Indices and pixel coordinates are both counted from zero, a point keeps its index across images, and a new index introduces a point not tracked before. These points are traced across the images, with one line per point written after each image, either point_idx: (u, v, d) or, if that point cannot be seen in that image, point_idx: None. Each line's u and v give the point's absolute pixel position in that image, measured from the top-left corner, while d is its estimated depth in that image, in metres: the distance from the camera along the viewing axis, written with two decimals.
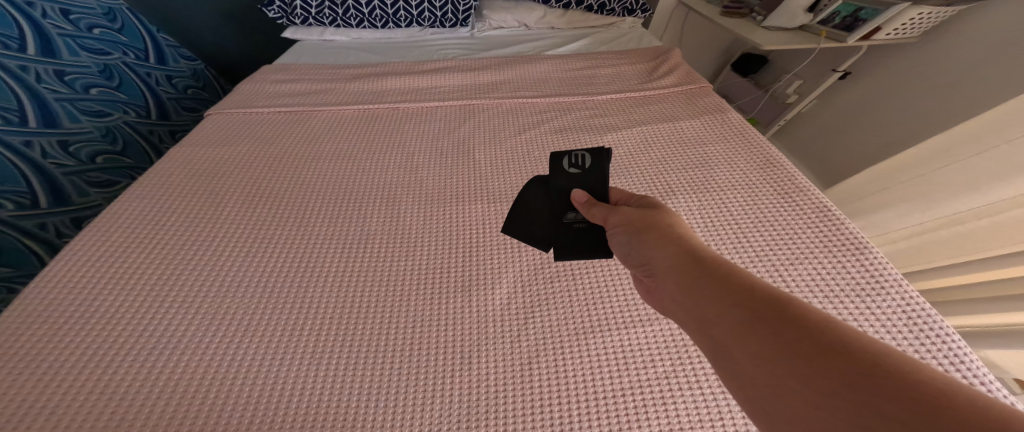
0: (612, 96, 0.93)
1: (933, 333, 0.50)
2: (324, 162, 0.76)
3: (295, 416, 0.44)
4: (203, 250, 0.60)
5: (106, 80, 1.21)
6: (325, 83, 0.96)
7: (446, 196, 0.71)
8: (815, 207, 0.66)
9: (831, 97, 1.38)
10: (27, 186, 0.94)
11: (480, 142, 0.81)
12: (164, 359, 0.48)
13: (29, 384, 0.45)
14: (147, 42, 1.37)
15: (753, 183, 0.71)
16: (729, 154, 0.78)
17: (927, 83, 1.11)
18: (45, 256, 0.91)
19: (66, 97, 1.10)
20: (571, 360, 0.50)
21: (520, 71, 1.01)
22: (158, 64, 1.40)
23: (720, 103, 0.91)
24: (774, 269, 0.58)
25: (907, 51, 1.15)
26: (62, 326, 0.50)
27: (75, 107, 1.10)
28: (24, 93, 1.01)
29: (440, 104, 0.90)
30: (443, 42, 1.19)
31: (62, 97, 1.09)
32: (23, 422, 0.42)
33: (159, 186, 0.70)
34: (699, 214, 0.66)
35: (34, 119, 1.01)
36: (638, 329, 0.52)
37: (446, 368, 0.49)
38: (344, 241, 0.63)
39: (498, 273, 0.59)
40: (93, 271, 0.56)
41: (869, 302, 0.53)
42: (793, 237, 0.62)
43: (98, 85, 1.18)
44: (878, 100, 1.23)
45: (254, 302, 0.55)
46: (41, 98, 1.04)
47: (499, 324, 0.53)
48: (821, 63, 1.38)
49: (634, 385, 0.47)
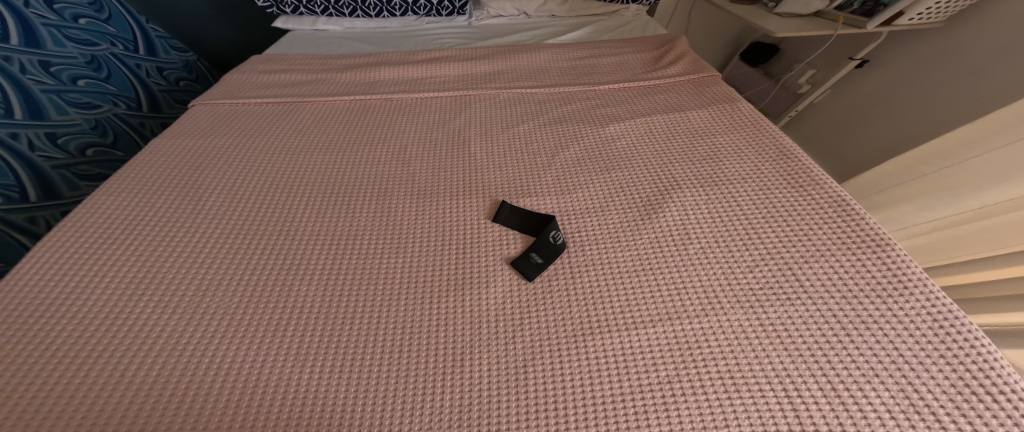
0: (615, 86, 0.90)
1: (960, 337, 0.46)
2: (314, 155, 0.74)
3: (278, 415, 0.42)
4: (189, 245, 0.59)
5: (94, 72, 1.21)
6: (317, 74, 0.93)
7: (438, 189, 0.68)
8: (833, 201, 0.62)
9: (846, 88, 1.33)
10: (16, 180, 0.94)
11: (475, 133, 0.79)
12: (142, 357, 0.47)
13: (6, 376, 0.44)
14: (137, 34, 1.36)
15: (765, 176, 0.67)
16: (740, 145, 0.74)
17: (951, 73, 1.05)
18: (28, 241, 0.92)
19: (53, 89, 1.10)
20: (568, 363, 0.46)
21: (518, 60, 0.98)
22: (148, 55, 1.38)
23: (729, 92, 0.87)
24: (786, 267, 0.54)
25: (931, 37, 1.09)
26: (40, 319, 0.49)
27: (63, 98, 1.11)
28: (8, 84, 1.02)
29: (436, 95, 0.87)
30: (440, 32, 1.16)
31: (49, 88, 1.09)
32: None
33: (144, 179, 0.68)
34: (706, 209, 0.62)
35: (20, 110, 1.02)
36: (640, 331, 0.49)
37: (436, 369, 0.46)
38: (331, 236, 0.61)
39: (493, 270, 0.56)
40: (75, 265, 0.55)
41: (891, 303, 0.49)
42: (808, 232, 0.58)
43: (86, 76, 1.19)
44: (898, 91, 1.18)
45: (237, 298, 0.53)
46: (28, 89, 1.05)
47: (493, 324, 0.50)
48: (837, 51, 1.33)
49: (635, 389, 0.44)
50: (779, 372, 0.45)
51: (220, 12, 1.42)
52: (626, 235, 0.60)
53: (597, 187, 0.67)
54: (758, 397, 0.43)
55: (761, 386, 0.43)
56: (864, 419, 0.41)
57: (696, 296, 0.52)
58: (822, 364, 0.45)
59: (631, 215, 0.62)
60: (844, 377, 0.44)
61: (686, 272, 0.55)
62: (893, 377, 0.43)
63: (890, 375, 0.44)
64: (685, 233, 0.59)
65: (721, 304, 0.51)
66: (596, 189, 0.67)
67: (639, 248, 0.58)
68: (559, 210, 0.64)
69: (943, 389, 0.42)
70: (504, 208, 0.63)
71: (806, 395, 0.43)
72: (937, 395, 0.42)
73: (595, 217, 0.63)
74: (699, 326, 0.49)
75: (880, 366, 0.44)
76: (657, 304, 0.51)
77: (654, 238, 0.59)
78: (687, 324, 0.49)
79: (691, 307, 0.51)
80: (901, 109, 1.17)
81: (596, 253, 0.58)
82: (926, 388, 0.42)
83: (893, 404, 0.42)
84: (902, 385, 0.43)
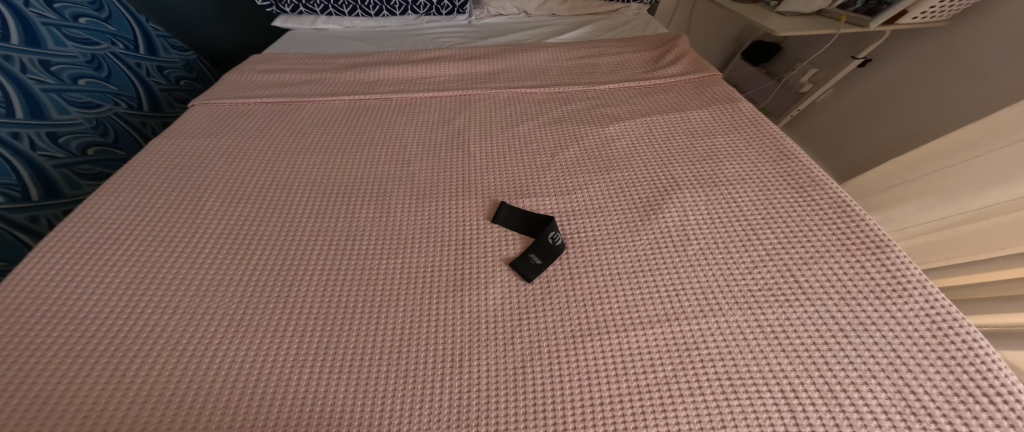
0: (616, 85, 0.89)
1: (959, 339, 0.46)
2: (314, 155, 0.74)
3: (277, 415, 0.43)
4: (189, 245, 0.59)
5: (95, 71, 1.22)
6: (316, 73, 0.93)
7: (437, 189, 0.68)
8: (833, 201, 0.62)
9: (849, 87, 1.32)
10: (18, 179, 0.95)
11: (475, 133, 0.79)
12: (142, 358, 0.47)
13: (10, 376, 0.44)
14: (136, 32, 1.37)
15: (765, 176, 0.67)
16: (740, 145, 0.74)
17: (954, 72, 1.04)
18: (30, 240, 0.92)
19: (55, 88, 1.11)
20: (565, 363, 0.46)
21: (518, 60, 0.97)
22: (148, 54, 1.38)
23: (730, 91, 0.86)
24: (785, 269, 0.54)
25: (934, 35, 1.08)
26: (42, 320, 0.49)
27: (64, 98, 1.12)
28: (10, 84, 1.03)
29: (435, 94, 0.87)
30: (440, 31, 1.16)
31: (50, 87, 1.10)
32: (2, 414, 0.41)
33: (144, 179, 0.68)
34: (705, 210, 0.62)
35: (21, 110, 1.03)
36: (638, 332, 0.49)
37: (435, 370, 0.46)
38: (330, 237, 0.61)
39: (492, 271, 0.56)
40: (77, 265, 0.55)
41: (891, 304, 0.49)
42: (808, 234, 0.58)
43: (87, 75, 1.19)
44: (901, 90, 1.17)
45: (237, 298, 0.53)
46: (28, 89, 1.06)
47: (491, 325, 0.50)
48: (840, 50, 1.32)
49: (632, 390, 0.44)
50: (777, 373, 0.44)
51: (220, 10, 1.42)
52: (625, 236, 0.60)
53: (596, 187, 0.67)
54: (755, 398, 0.43)
55: (757, 387, 0.44)
56: (861, 420, 0.41)
57: (694, 297, 0.52)
58: (819, 365, 0.45)
59: (630, 216, 0.62)
60: (841, 378, 0.44)
61: (685, 273, 0.55)
62: (890, 378, 0.43)
63: (887, 376, 0.44)
64: (685, 233, 0.59)
65: (720, 305, 0.51)
66: (595, 190, 0.67)
67: (637, 249, 0.58)
68: (558, 210, 0.64)
69: (940, 390, 0.42)
70: (504, 209, 0.63)
71: (802, 396, 0.43)
72: (934, 396, 0.42)
73: (594, 218, 0.63)
74: (697, 327, 0.49)
75: (877, 367, 0.44)
76: (655, 305, 0.51)
77: (654, 239, 0.59)
78: (686, 325, 0.49)
79: (690, 309, 0.51)
80: (904, 108, 1.17)
81: (594, 253, 0.58)
82: (922, 389, 0.42)
83: (890, 404, 0.42)
84: (899, 386, 0.43)
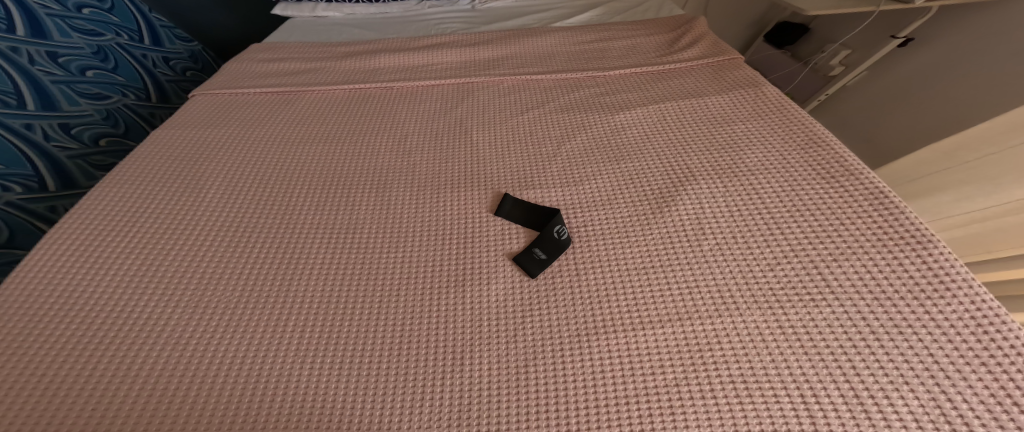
0: (629, 71, 0.85)
1: (1007, 344, 0.40)
2: (316, 145, 0.72)
3: (277, 417, 0.41)
4: (186, 238, 0.58)
5: (101, 62, 1.25)
6: (318, 62, 0.92)
7: (440, 180, 0.66)
8: (867, 192, 0.57)
9: (885, 70, 1.24)
10: (33, 170, 0.97)
11: (479, 121, 0.76)
12: (144, 351, 0.46)
13: (24, 365, 0.44)
14: (140, 23, 1.38)
15: (790, 165, 0.62)
16: (763, 132, 0.68)
17: (1009, 49, 0.95)
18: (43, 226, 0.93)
19: (63, 80, 1.14)
20: (572, 364, 0.43)
21: (523, 44, 0.94)
22: (153, 45, 1.41)
23: (753, 76, 0.81)
24: (811, 263, 0.50)
25: (985, 12, 0.99)
26: (50, 312, 0.49)
27: (72, 89, 1.14)
28: (19, 76, 1.06)
29: (438, 83, 0.84)
30: (442, 16, 1.13)
31: (59, 79, 1.13)
32: (9, 403, 0.41)
33: (145, 171, 0.68)
34: (723, 202, 0.58)
35: (32, 102, 1.06)
36: (649, 331, 0.46)
37: (438, 370, 0.44)
38: (330, 229, 0.59)
39: (495, 266, 0.54)
40: (81, 260, 0.54)
41: (930, 306, 0.44)
42: (835, 225, 0.53)
43: (95, 67, 1.23)
44: (945, 72, 1.08)
45: (235, 294, 0.52)
46: (38, 80, 1.09)
47: (492, 323, 0.48)
48: (877, 30, 1.24)
49: (642, 391, 0.41)
50: (797, 377, 0.41)
51: None
52: (635, 229, 0.56)
53: (605, 178, 0.64)
54: (772, 401, 0.39)
55: (776, 392, 0.40)
56: (888, 428, 0.37)
57: (709, 296, 0.48)
58: (844, 369, 0.41)
59: (640, 208, 0.59)
60: (870, 385, 0.40)
61: (699, 269, 0.51)
62: (925, 384, 0.39)
63: (921, 382, 0.39)
64: (700, 227, 0.55)
65: (736, 304, 0.47)
66: (604, 181, 0.63)
67: (649, 244, 0.54)
68: (563, 203, 0.61)
69: (981, 399, 0.38)
70: (508, 200, 0.60)
71: (825, 402, 0.39)
72: (974, 404, 0.37)
73: (601, 210, 0.59)
74: (711, 327, 0.45)
75: (912, 374, 0.40)
76: (667, 304, 0.48)
77: (666, 233, 0.55)
78: (700, 325, 0.46)
79: (704, 308, 0.47)
80: (947, 92, 1.08)
81: (603, 248, 0.54)
82: (961, 397, 0.38)
83: (922, 412, 0.37)
84: (933, 393, 0.38)
